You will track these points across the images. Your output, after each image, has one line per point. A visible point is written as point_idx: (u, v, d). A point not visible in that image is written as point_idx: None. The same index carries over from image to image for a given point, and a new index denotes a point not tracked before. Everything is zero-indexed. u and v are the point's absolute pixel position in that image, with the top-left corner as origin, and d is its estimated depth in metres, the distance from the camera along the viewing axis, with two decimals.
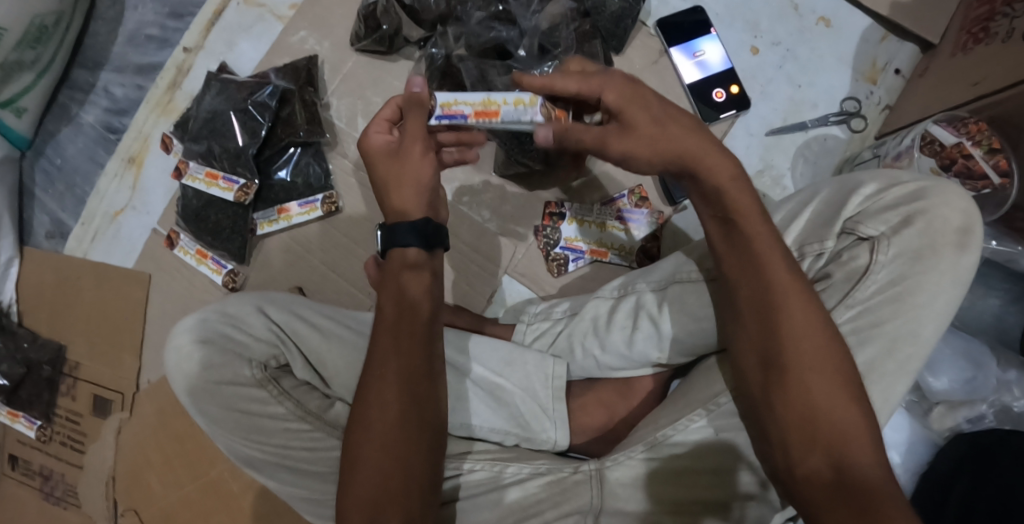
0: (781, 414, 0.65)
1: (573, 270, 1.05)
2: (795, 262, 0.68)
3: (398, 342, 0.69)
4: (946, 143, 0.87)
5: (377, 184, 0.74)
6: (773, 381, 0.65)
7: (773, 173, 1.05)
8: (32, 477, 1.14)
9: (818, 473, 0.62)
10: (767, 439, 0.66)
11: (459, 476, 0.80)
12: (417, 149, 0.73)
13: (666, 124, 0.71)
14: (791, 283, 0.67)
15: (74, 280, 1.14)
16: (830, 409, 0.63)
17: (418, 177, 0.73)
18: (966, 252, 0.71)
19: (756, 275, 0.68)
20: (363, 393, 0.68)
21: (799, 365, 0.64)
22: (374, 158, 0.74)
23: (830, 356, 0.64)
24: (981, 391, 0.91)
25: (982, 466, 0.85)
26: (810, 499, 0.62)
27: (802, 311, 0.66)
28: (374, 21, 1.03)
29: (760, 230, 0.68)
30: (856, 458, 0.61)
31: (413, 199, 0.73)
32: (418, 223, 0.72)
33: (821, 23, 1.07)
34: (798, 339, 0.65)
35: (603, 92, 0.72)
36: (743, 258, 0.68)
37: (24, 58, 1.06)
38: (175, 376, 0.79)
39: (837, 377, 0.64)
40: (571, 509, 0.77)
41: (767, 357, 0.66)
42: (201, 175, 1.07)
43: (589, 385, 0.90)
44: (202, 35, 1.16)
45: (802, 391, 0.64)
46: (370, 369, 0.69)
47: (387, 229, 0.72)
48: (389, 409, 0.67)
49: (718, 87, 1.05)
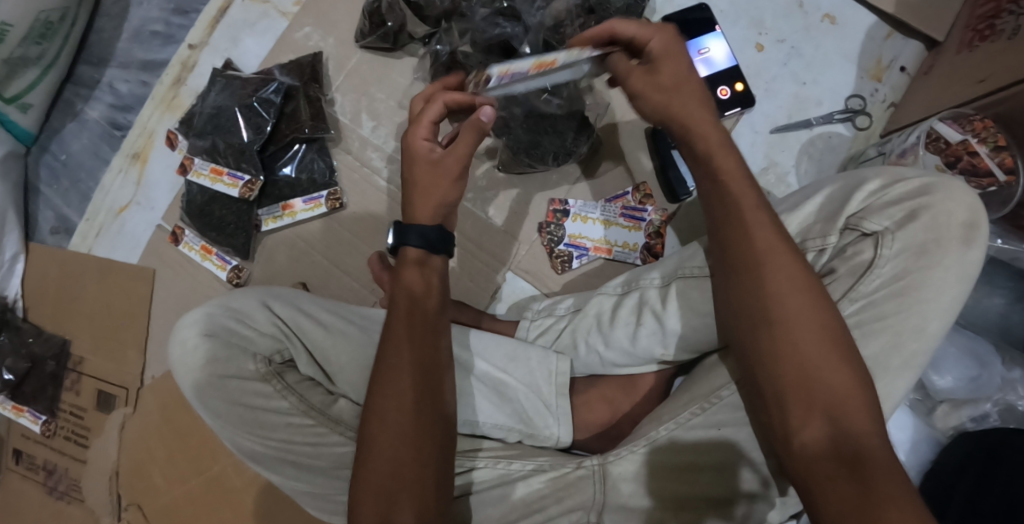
0: (773, 376, 0.67)
1: (577, 266, 1.05)
2: (780, 228, 0.70)
3: (412, 333, 0.72)
4: (951, 141, 0.87)
5: (408, 186, 0.77)
6: (764, 339, 0.67)
7: (778, 170, 1.05)
8: (36, 472, 1.15)
9: (816, 442, 0.63)
10: (764, 405, 0.68)
11: (472, 471, 0.80)
12: (451, 170, 0.76)
13: (681, 85, 0.74)
14: (778, 247, 0.69)
15: (78, 276, 1.14)
16: (821, 370, 0.64)
17: (444, 196, 0.76)
18: (971, 247, 0.70)
19: (747, 239, 0.70)
20: (379, 385, 0.70)
21: (788, 325, 0.66)
22: (413, 162, 0.77)
23: (819, 316, 0.66)
24: (987, 390, 0.91)
25: (987, 465, 0.85)
26: (807, 466, 0.63)
27: (789, 272, 0.68)
28: (378, 17, 1.03)
29: (747, 204, 0.71)
30: (852, 423, 0.63)
31: (439, 211, 0.76)
32: (431, 230, 0.75)
33: (826, 20, 1.07)
34: (789, 299, 0.67)
35: (650, 40, 0.75)
36: (738, 228, 0.70)
37: (30, 54, 1.06)
38: (180, 370, 0.79)
39: (827, 338, 0.65)
40: (574, 504, 0.78)
41: (755, 316, 0.68)
42: (206, 171, 1.07)
43: (593, 382, 0.90)
44: (207, 31, 1.16)
45: (794, 351, 0.66)
46: (382, 359, 0.71)
47: (400, 230, 0.75)
48: (406, 395, 0.70)
49: (723, 84, 1.03)
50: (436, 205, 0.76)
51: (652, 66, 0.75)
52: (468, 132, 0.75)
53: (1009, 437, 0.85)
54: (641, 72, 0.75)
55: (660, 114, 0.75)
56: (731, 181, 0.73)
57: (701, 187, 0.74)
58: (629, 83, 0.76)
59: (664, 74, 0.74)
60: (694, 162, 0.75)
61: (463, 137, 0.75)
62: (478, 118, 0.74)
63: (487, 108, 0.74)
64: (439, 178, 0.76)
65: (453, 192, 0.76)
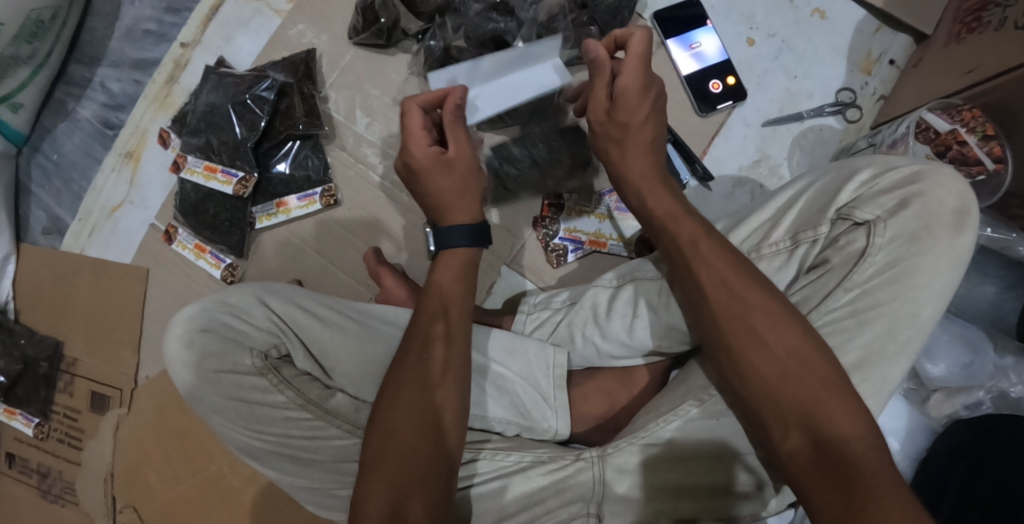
0: (743, 394, 0.69)
1: (572, 260, 1.06)
2: (729, 247, 0.73)
3: (433, 326, 0.73)
4: (940, 130, 0.90)
5: (431, 196, 0.77)
6: (724, 361, 0.71)
7: (770, 163, 1.06)
8: (29, 475, 1.14)
9: (798, 451, 0.65)
10: (748, 420, 0.70)
11: (476, 461, 0.80)
12: (471, 160, 0.77)
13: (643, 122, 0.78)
14: (729, 267, 0.71)
15: (72, 277, 1.14)
16: (782, 386, 0.67)
17: (474, 188, 0.78)
18: (963, 233, 0.71)
19: (697, 264, 0.73)
20: (399, 378, 0.71)
21: (742, 346, 0.69)
22: (432, 173, 0.76)
23: (773, 332, 0.68)
24: (980, 377, 0.92)
25: (984, 450, 0.86)
26: (794, 476, 0.65)
27: (737, 292, 0.70)
28: (372, 13, 1.02)
29: (698, 230, 0.75)
30: (831, 428, 0.64)
31: (471, 207, 0.77)
32: (473, 226, 0.77)
33: (816, 14, 1.08)
34: (732, 324, 0.70)
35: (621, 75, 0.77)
36: (681, 260, 0.75)
37: (21, 53, 1.06)
38: (174, 369, 0.79)
39: (786, 350, 0.68)
40: (573, 496, 0.78)
41: (714, 340, 0.71)
42: (200, 168, 1.07)
43: (591, 375, 0.90)
44: (200, 30, 1.16)
45: (751, 371, 0.68)
46: (410, 350, 0.72)
47: (438, 232, 0.77)
48: (418, 393, 0.70)
49: (715, 78, 1.07)
50: (472, 199, 0.77)
51: (615, 101, 0.78)
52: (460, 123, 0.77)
53: (1006, 426, 0.86)
54: (602, 109, 0.79)
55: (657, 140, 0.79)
56: (675, 217, 0.77)
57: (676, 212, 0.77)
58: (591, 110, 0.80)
59: (621, 115, 0.78)
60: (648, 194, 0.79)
61: (461, 131, 0.77)
62: (454, 100, 0.76)
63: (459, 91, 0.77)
64: (465, 176, 0.77)
65: (478, 179, 0.78)
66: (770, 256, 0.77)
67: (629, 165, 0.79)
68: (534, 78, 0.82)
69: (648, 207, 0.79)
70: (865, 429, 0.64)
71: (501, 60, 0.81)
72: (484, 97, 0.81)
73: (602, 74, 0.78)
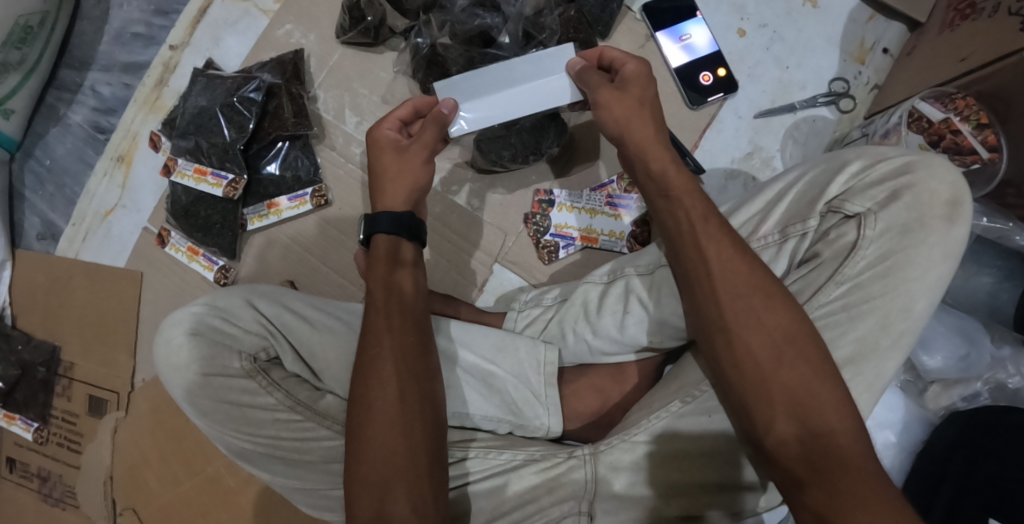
0: (735, 380, 0.68)
1: (563, 257, 1.05)
2: (731, 231, 0.72)
3: (390, 321, 0.72)
4: (934, 120, 0.87)
5: (375, 175, 0.79)
6: (719, 345, 0.69)
7: (762, 155, 1.05)
8: (30, 479, 1.14)
9: (785, 443, 0.64)
10: (734, 410, 0.69)
11: (465, 461, 0.79)
12: (420, 155, 0.78)
13: (647, 107, 0.77)
14: (726, 249, 0.70)
15: (67, 281, 1.14)
16: (778, 371, 0.66)
17: (412, 178, 0.78)
18: (955, 224, 0.71)
19: (694, 247, 0.71)
20: (363, 377, 0.70)
21: (742, 329, 0.68)
22: (380, 151, 0.78)
23: (772, 317, 0.67)
24: (977, 369, 0.91)
25: (978, 441, 0.85)
26: (782, 467, 0.64)
27: (739, 274, 0.69)
28: (357, 12, 1.03)
29: (696, 208, 0.73)
30: (821, 420, 0.64)
31: (402, 196, 0.77)
32: (402, 215, 0.76)
33: (808, 4, 1.07)
34: (734, 305, 0.68)
35: (625, 64, 0.79)
36: (685, 239, 0.72)
37: (11, 59, 1.06)
38: (164, 370, 0.79)
39: (781, 335, 0.67)
40: (566, 494, 0.77)
41: (712, 323, 0.70)
42: (189, 171, 1.07)
43: (583, 371, 0.90)
44: (189, 32, 1.16)
45: (748, 356, 0.67)
46: (362, 348, 0.71)
47: (369, 218, 0.76)
48: (389, 386, 0.69)
49: (706, 70, 1.06)
50: (404, 188, 0.77)
51: (619, 84, 0.78)
52: (433, 126, 0.78)
53: (1004, 418, 0.84)
54: (609, 87, 0.77)
55: (647, 124, 0.77)
56: (684, 196, 0.74)
57: (677, 195, 0.74)
58: (594, 94, 0.78)
59: (628, 94, 0.77)
60: (646, 179, 0.77)
61: (427, 127, 0.78)
62: (440, 109, 0.78)
63: (449, 102, 0.78)
64: (403, 161, 0.78)
65: (422, 174, 0.79)
66: (759, 250, 0.76)
67: (629, 133, 0.77)
68: (534, 92, 0.80)
69: (666, 178, 0.75)
70: (852, 421, 0.64)
71: (510, 70, 0.80)
72: (477, 110, 0.80)
73: (593, 72, 0.78)
